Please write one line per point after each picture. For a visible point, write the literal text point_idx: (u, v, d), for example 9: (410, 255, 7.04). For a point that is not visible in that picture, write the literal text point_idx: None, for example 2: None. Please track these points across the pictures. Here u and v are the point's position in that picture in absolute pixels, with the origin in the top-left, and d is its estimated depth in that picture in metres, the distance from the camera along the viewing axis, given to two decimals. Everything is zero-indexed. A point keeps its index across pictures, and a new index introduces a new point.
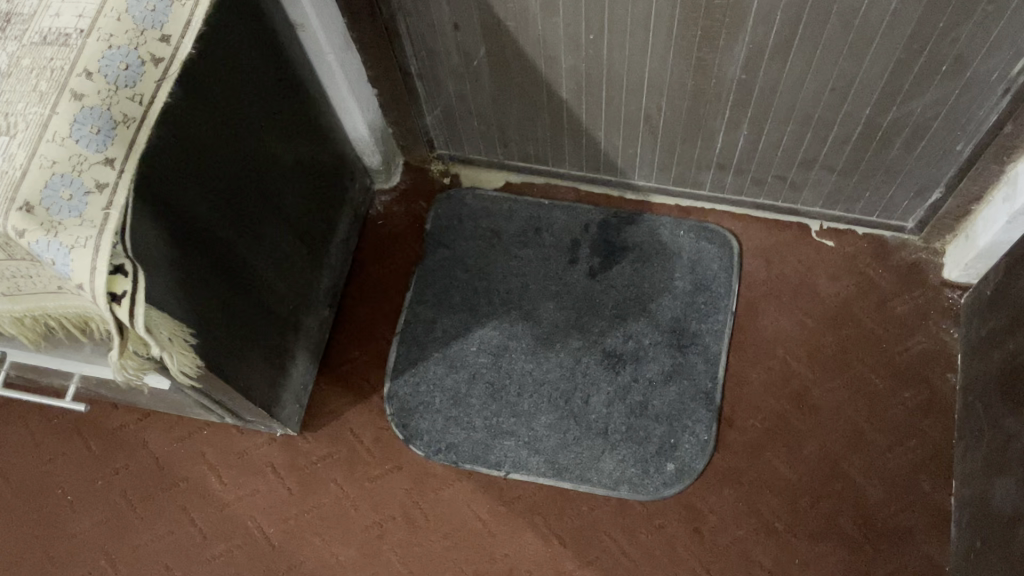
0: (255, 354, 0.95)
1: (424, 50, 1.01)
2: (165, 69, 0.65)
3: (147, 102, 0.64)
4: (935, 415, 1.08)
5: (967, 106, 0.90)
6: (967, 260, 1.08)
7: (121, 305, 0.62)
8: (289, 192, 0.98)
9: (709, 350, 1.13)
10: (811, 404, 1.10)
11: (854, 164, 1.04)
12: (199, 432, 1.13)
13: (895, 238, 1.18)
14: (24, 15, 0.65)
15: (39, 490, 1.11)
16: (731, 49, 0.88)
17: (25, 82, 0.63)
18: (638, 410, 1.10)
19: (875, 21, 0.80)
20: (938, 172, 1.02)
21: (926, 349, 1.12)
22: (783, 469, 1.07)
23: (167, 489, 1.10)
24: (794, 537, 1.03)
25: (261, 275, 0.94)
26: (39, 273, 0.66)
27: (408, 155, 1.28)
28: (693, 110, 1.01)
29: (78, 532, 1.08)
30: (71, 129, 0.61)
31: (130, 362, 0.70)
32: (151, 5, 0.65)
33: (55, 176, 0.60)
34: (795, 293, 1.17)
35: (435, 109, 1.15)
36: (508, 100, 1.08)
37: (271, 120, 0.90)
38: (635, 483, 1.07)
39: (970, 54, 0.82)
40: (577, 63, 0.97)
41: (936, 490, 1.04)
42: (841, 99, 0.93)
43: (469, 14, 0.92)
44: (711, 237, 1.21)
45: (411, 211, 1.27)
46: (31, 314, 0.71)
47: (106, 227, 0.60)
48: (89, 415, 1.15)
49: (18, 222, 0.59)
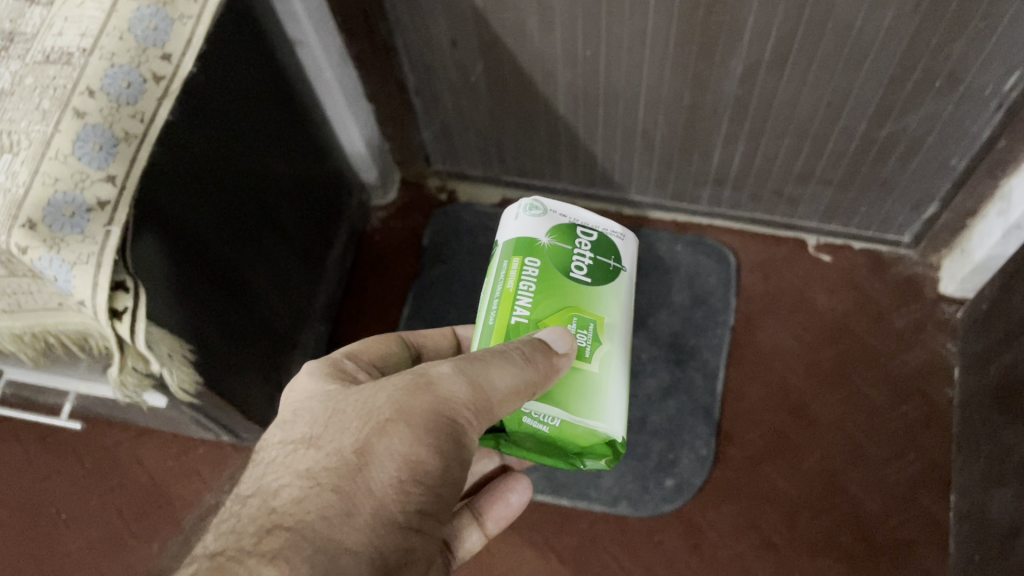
0: (253, 371, 0.95)
1: (422, 66, 1.02)
2: (166, 87, 0.67)
3: (148, 120, 0.65)
4: (934, 429, 1.08)
5: (961, 121, 0.90)
6: (963, 274, 1.08)
7: (122, 320, 0.64)
8: (288, 209, 0.99)
9: (708, 365, 1.13)
10: (809, 418, 1.10)
11: (850, 178, 1.05)
12: (195, 450, 1.13)
13: (891, 253, 1.18)
14: (27, 34, 0.66)
15: (35, 509, 1.11)
16: (726, 65, 0.89)
17: (28, 100, 0.63)
18: (637, 426, 1.10)
19: (868, 36, 0.81)
20: (932, 185, 1.03)
21: (923, 363, 1.11)
22: (783, 484, 1.07)
23: (162, 506, 1.10)
24: (793, 553, 1.03)
25: (261, 291, 0.95)
26: (41, 290, 0.66)
27: (405, 171, 1.29)
28: (691, 125, 1.02)
29: (72, 551, 1.08)
30: (74, 146, 0.62)
31: (130, 377, 0.73)
32: (152, 24, 0.68)
33: (57, 193, 0.61)
34: (792, 307, 1.17)
35: (432, 125, 1.16)
36: (506, 115, 1.09)
37: (270, 137, 0.91)
38: (634, 500, 1.06)
39: (962, 71, 0.83)
40: (574, 80, 0.98)
41: (935, 504, 1.03)
42: (837, 113, 0.93)
43: (467, 32, 0.94)
44: (708, 251, 1.22)
45: (409, 228, 1.28)
46: (31, 331, 0.71)
47: (108, 244, 0.61)
48: (85, 432, 1.15)
49: (21, 239, 0.59)
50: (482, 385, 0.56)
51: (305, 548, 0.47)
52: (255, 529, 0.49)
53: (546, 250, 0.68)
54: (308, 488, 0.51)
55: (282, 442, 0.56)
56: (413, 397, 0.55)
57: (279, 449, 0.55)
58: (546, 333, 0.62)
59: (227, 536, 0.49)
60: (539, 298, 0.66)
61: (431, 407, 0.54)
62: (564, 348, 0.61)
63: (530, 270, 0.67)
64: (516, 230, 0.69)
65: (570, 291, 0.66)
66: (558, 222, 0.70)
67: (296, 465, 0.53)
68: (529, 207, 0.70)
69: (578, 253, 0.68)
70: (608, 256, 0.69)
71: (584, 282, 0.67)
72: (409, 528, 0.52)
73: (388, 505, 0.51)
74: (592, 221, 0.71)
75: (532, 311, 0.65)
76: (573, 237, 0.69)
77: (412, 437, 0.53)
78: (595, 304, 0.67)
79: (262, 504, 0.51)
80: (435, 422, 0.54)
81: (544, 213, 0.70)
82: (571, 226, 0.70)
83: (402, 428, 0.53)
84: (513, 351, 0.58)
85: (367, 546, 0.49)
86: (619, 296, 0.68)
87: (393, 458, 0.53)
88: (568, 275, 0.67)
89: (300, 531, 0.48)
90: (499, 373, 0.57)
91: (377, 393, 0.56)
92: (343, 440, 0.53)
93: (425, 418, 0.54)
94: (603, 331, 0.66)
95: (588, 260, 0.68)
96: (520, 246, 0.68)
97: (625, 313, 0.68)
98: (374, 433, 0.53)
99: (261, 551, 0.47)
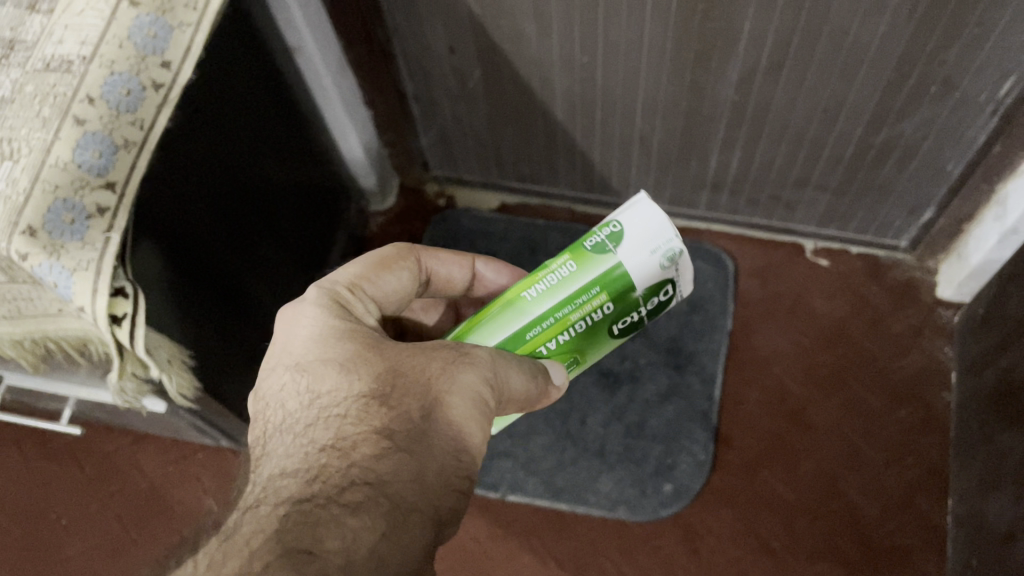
0: (251, 376, 0.96)
1: (421, 72, 1.03)
2: (166, 94, 0.67)
3: (147, 127, 0.66)
4: (932, 433, 1.08)
5: (957, 126, 0.90)
6: (959, 278, 1.08)
7: (122, 325, 0.64)
8: (287, 215, 0.99)
9: (706, 370, 1.14)
10: (807, 422, 1.11)
11: (847, 183, 1.06)
12: (194, 455, 1.13)
13: (888, 258, 1.19)
14: (27, 42, 0.67)
15: (34, 515, 1.11)
16: (723, 71, 0.90)
17: (28, 108, 0.64)
18: (636, 431, 1.10)
19: (864, 43, 0.82)
20: (929, 190, 1.03)
21: (920, 367, 1.12)
22: (781, 489, 1.07)
23: (161, 512, 1.10)
24: (791, 558, 1.03)
25: (261, 297, 0.95)
26: (41, 296, 0.67)
27: (404, 177, 1.29)
28: (688, 131, 1.02)
29: (72, 557, 1.08)
30: (74, 154, 0.62)
31: (130, 383, 0.73)
32: (151, 32, 0.68)
33: (57, 201, 0.61)
34: (790, 312, 1.18)
35: (430, 130, 1.16)
36: (504, 120, 1.09)
37: (269, 143, 0.92)
38: (632, 504, 1.06)
39: (957, 77, 0.83)
40: (571, 86, 0.99)
41: (933, 508, 1.04)
42: (833, 119, 0.94)
43: (465, 38, 0.94)
44: (706, 256, 1.22)
45: (408, 234, 1.28)
46: (30, 337, 0.71)
47: (108, 250, 0.61)
48: (85, 438, 1.15)
49: (22, 245, 0.60)
50: (502, 381, 0.58)
51: (384, 505, 0.50)
52: (338, 478, 0.51)
53: (629, 299, 0.64)
54: (378, 446, 0.52)
55: (333, 393, 0.55)
56: (461, 372, 0.57)
57: (334, 401, 0.55)
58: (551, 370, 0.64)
59: (311, 480, 0.51)
60: (575, 338, 0.65)
61: (475, 383, 0.57)
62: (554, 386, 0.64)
63: (596, 311, 0.64)
64: (635, 265, 0.62)
65: (599, 342, 0.67)
66: (663, 277, 0.64)
67: (359, 421, 0.53)
68: (665, 252, 0.63)
69: (641, 310, 0.66)
70: (656, 316, 0.68)
71: (616, 336, 0.67)
72: (462, 492, 0.55)
73: (447, 470, 0.54)
74: (686, 284, 0.66)
75: (559, 348, 0.65)
76: (659, 292, 0.65)
77: (465, 410, 0.56)
78: (600, 351, 0.68)
79: (339, 458, 0.52)
80: (479, 399, 0.57)
81: (661, 265, 0.63)
82: (668, 286, 0.65)
83: (455, 400, 0.56)
84: (526, 362, 0.61)
85: (432, 507, 0.52)
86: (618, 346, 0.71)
87: (450, 428, 0.55)
88: (613, 328, 0.66)
89: (381, 487, 0.51)
90: (516, 375, 0.59)
91: (429, 361, 0.57)
92: (406, 402, 0.55)
93: (473, 395, 0.57)
94: (580, 370, 0.70)
95: (641, 319, 0.67)
96: (617, 285, 0.63)
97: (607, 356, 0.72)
98: (433, 402, 0.55)
99: (345, 502, 0.50)
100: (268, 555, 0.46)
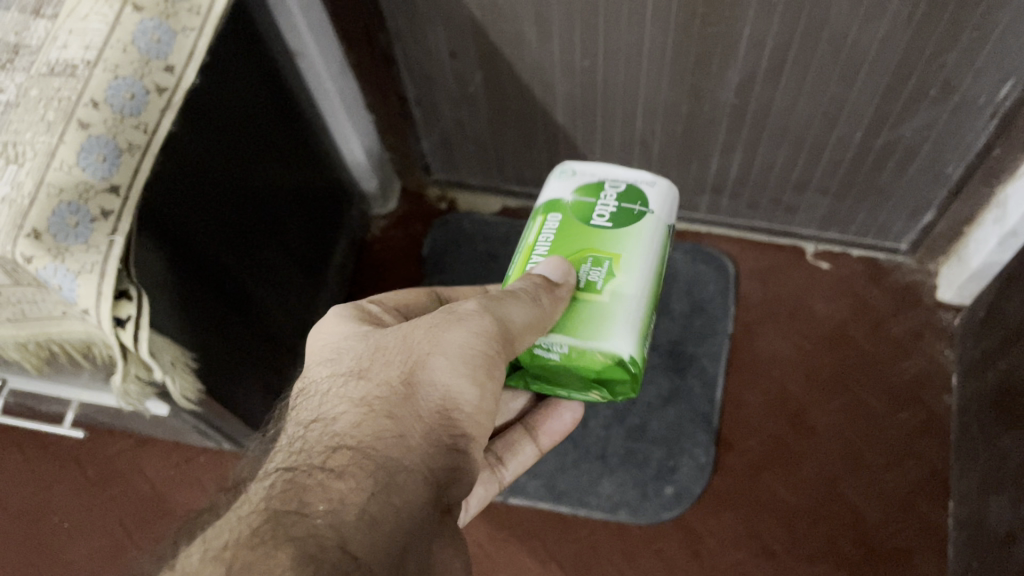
0: (252, 381, 0.96)
1: (422, 76, 1.03)
2: (169, 98, 0.68)
3: (151, 131, 0.66)
4: (932, 436, 1.08)
5: (956, 129, 0.91)
6: (960, 281, 1.09)
7: (126, 328, 0.64)
8: (288, 218, 0.99)
9: (708, 373, 1.14)
10: (809, 425, 1.11)
11: (847, 186, 1.06)
12: (197, 459, 1.13)
13: (889, 261, 1.19)
14: (32, 47, 0.68)
15: (36, 518, 1.11)
16: (723, 75, 0.90)
17: (34, 112, 0.64)
18: (637, 434, 1.11)
19: (863, 46, 0.82)
20: (928, 194, 1.03)
21: (922, 370, 1.12)
22: (782, 492, 1.07)
23: (163, 516, 1.10)
24: (793, 561, 1.03)
25: (262, 301, 0.95)
26: (45, 299, 0.67)
27: (405, 180, 1.30)
28: (689, 135, 1.03)
29: (74, 560, 1.08)
30: (78, 157, 0.63)
31: (133, 386, 0.73)
32: (155, 37, 0.69)
33: (62, 204, 0.62)
34: (791, 315, 1.18)
35: (432, 134, 1.17)
36: (505, 124, 1.10)
37: (271, 147, 0.92)
38: (634, 507, 1.06)
39: (956, 80, 0.84)
40: (573, 89, 0.99)
41: (935, 511, 1.04)
42: (833, 122, 0.94)
43: (466, 42, 0.95)
44: (708, 260, 1.22)
45: (409, 238, 1.29)
46: (34, 340, 0.71)
47: (111, 253, 0.62)
48: (88, 441, 1.16)
49: (26, 248, 0.60)
50: (505, 321, 0.59)
51: (370, 464, 0.50)
52: (323, 447, 0.52)
53: (572, 205, 0.71)
54: (362, 415, 0.53)
55: (330, 376, 0.58)
56: (446, 332, 0.57)
57: (328, 381, 0.57)
58: (544, 265, 0.65)
59: (295, 454, 0.52)
60: (559, 245, 0.68)
61: (465, 339, 0.57)
62: (557, 276, 0.64)
63: (552, 223, 0.70)
64: (551, 191, 0.74)
65: (589, 235, 0.68)
66: (587, 179, 0.73)
67: (349, 394, 0.55)
68: (563, 171, 0.75)
69: (602, 203, 0.70)
70: (633, 202, 0.70)
71: (604, 226, 0.68)
72: (456, 450, 0.54)
73: (435, 429, 0.54)
74: (622, 174, 0.72)
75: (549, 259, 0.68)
76: (602, 190, 0.71)
77: (451, 368, 0.56)
78: (615, 243, 0.67)
79: (323, 430, 0.53)
80: (471, 354, 0.56)
81: (574, 175, 0.74)
82: (602, 184, 0.72)
83: (441, 359, 0.56)
84: (520, 291, 0.60)
85: (422, 464, 0.52)
86: (643, 235, 0.68)
87: (436, 389, 0.55)
88: (591, 223, 0.69)
89: (363, 450, 0.51)
90: (516, 308, 0.59)
91: (415, 329, 0.58)
92: (388, 371, 0.56)
93: (463, 351, 0.56)
94: (618, 266, 0.66)
95: (612, 209, 0.70)
96: (548, 207, 0.72)
97: (650, 251, 0.67)
98: (417, 366, 0.56)
99: (329, 467, 0.50)
100: (242, 523, 0.47)
